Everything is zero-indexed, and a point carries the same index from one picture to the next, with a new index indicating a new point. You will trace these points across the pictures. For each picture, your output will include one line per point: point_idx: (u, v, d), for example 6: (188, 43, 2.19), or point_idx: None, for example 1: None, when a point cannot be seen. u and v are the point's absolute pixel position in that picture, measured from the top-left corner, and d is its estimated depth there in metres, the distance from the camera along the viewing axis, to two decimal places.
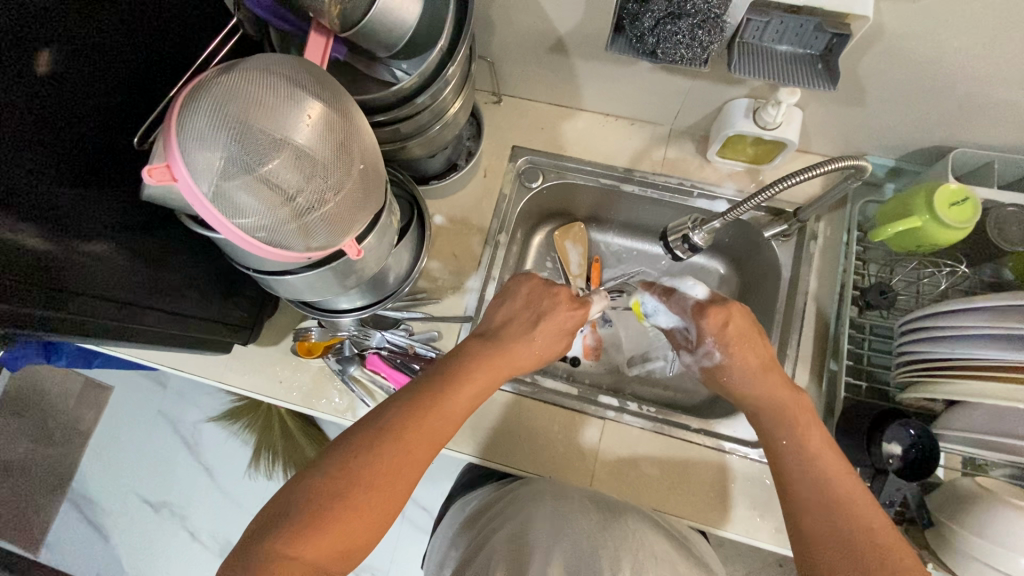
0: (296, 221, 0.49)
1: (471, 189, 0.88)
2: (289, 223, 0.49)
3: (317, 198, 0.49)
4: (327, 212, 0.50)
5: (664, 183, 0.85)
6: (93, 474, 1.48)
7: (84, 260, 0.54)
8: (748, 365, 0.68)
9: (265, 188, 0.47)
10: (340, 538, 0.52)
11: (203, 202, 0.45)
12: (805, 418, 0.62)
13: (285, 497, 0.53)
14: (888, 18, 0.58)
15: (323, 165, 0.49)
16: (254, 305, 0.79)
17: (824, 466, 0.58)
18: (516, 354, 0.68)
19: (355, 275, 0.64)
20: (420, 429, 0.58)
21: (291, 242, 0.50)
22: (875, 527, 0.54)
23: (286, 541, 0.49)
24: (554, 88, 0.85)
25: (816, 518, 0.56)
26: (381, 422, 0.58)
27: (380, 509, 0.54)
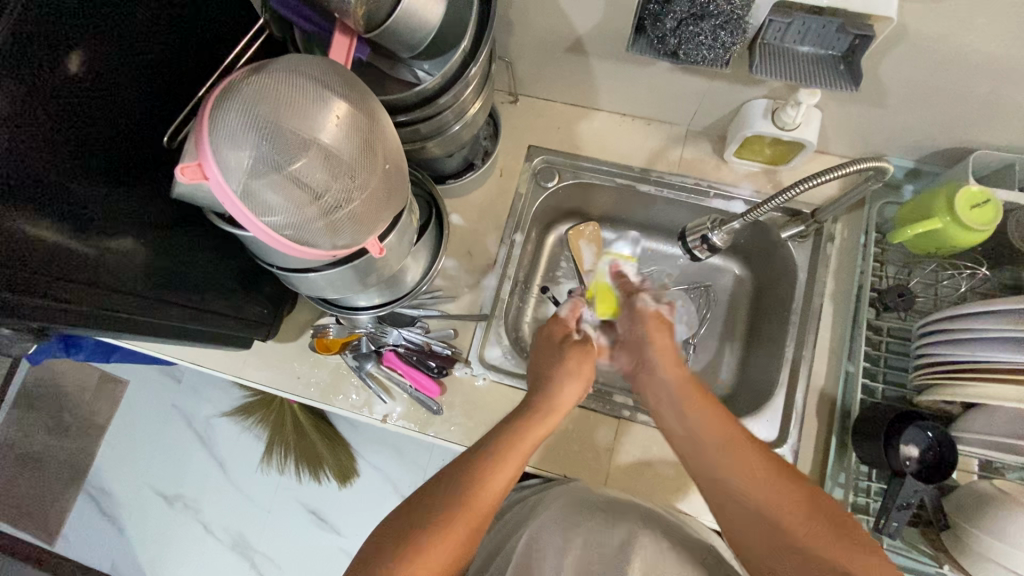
0: (324, 220, 0.50)
1: (486, 189, 0.89)
2: (316, 221, 0.49)
3: (343, 197, 0.50)
4: (353, 210, 0.51)
5: (679, 183, 0.85)
6: (110, 467, 1.50)
7: (110, 254, 0.54)
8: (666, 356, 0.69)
9: (295, 187, 0.48)
10: None
11: (232, 199, 0.46)
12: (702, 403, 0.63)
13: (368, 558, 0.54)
14: (911, 19, 0.58)
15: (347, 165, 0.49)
16: (273, 302, 0.80)
17: (723, 447, 0.59)
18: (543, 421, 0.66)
19: (376, 272, 0.65)
20: (448, 531, 0.55)
21: (317, 242, 0.51)
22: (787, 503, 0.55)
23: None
24: (572, 88, 0.86)
25: (735, 516, 0.57)
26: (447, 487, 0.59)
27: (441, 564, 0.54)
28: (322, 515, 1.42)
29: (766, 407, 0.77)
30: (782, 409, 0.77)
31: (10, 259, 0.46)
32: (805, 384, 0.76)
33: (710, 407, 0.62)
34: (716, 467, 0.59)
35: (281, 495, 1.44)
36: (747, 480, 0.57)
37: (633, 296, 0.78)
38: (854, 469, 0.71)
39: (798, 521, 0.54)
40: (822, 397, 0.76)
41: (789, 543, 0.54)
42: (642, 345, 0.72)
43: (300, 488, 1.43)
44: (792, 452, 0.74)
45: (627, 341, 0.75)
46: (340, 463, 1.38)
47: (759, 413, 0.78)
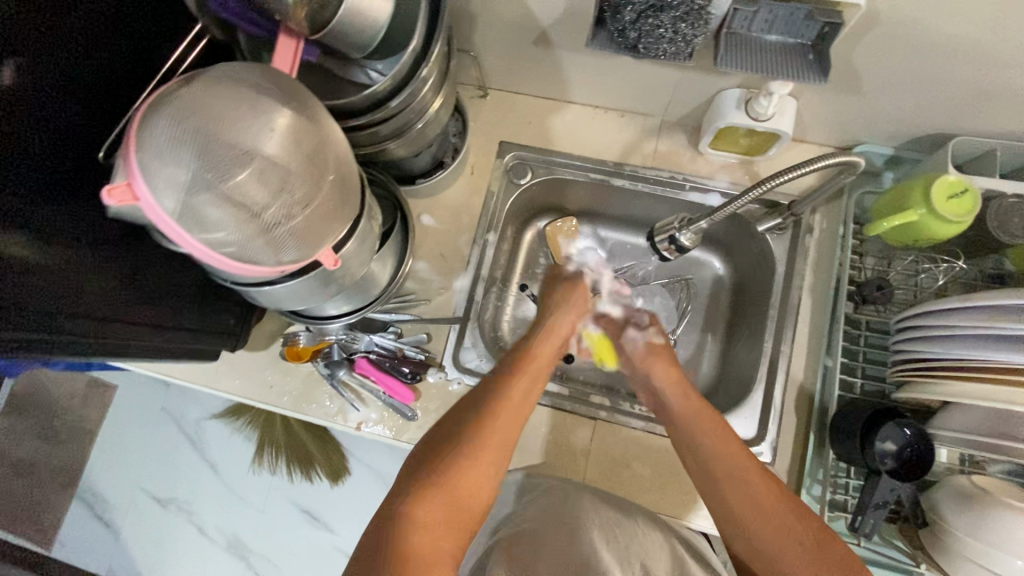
0: (264, 236, 0.48)
1: (458, 188, 0.86)
2: (256, 239, 0.48)
3: (284, 213, 0.48)
4: (296, 226, 0.49)
5: (654, 177, 0.83)
6: (101, 472, 1.50)
7: (56, 278, 0.52)
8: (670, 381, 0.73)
9: (233, 205, 0.46)
10: (445, 512, 0.59)
11: (166, 219, 0.44)
12: (704, 415, 0.68)
13: (405, 478, 0.62)
14: (881, 4, 0.55)
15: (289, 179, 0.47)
16: (242, 310, 0.79)
17: (731, 470, 0.63)
18: (535, 363, 0.73)
19: (337, 282, 0.63)
20: (475, 461, 0.63)
21: (260, 258, 0.49)
22: (762, 494, 0.62)
23: (407, 505, 0.59)
24: (541, 81, 0.83)
25: (730, 512, 0.62)
26: (461, 416, 0.67)
27: (472, 486, 0.62)
28: (315, 514, 1.42)
29: (745, 404, 0.76)
30: (761, 406, 0.76)
31: None
32: (783, 380, 0.75)
33: (717, 428, 0.67)
34: (721, 479, 0.64)
35: (273, 497, 1.44)
36: (746, 481, 0.62)
37: (619, 334, 0.81)
38: (832, 466, 0.70)
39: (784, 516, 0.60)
40: (801, 392, 0.75)
41: (779, 533, 0.59)
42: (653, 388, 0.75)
43: (293, 488, 1.43)
44: (770, 449, 0.73)
45: (638, 378, 0.78)
46: (331, 461, 1.38)
47: (737, 410, 0.76)
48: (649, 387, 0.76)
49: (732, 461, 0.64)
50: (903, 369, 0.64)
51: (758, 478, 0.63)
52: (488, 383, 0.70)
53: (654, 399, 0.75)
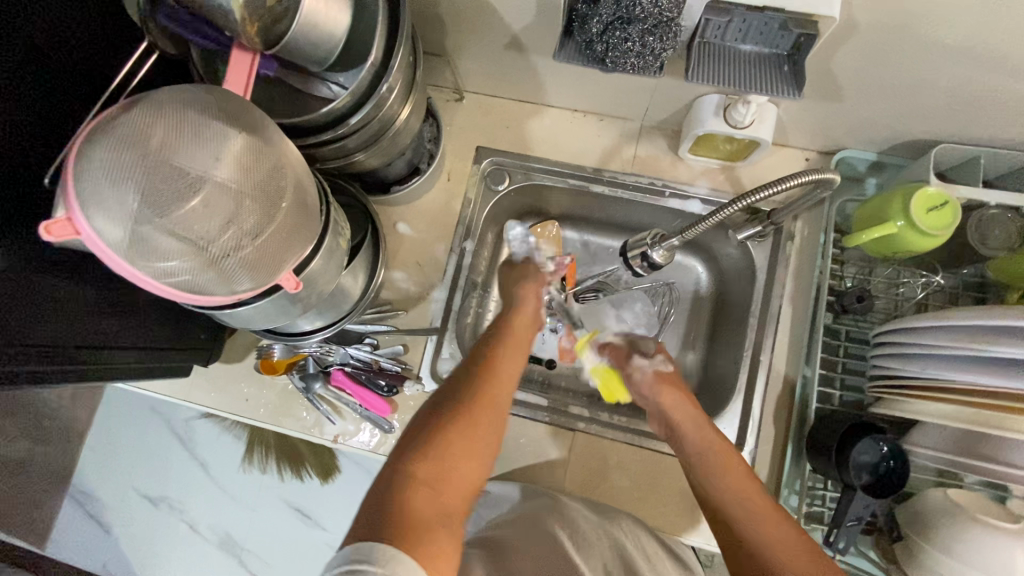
0: (213, 266, 0.46)
1: (434, 195, 0.85)
2: (206, 270, 0.46)
3: (234, 244, 0.46)
4: (247, 255, 0.47)
5: (634, 183, 0.81)
6: (92, 472, 1.50)
7: (17, 307, 0.50)
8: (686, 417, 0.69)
9: (179, 237, 0.44)
10: (445, 468, 0.55)
11: (110, 253, 0.43)
12: (702, 434, 0.67)
13: (400, 446, 0.57)
14: (859, 13, 0.53)
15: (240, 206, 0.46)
16: (214, 324, 0.77)
17: (741, 497, 0.61)
18: (520, 331, 0.73)
19: (303, 302, 0.62)
20: (471, 423, 0.60)
21: (211, 288, 0.48)
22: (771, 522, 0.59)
23: (407, 464, 0.54)
24: (517, 84, 0.80)
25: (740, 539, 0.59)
26: (452, 384, 0.64)
27: (472, 444, 0.58)
28: (305, 512, 1.43)
29: (724, 414, 0.76)
30: (740, 416, 0.75)
31: None
32: (763, 390, 0.75)
33: (729, 459, 0.64)
34: (729, 507, 0.61)
35: (263, 496, 1.45)
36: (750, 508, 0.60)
37: (627, 362, 0.77)
38: (809, 478, 0.70)
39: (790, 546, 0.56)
40: (781, 402, 0.74)
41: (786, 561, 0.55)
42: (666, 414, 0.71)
43: (283, 487, 1.44)
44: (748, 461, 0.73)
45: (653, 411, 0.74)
46: (322, 461, 1.41)
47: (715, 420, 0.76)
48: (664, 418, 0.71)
49: (739, 486, 0.62)
50: (890, 388, 0.64)
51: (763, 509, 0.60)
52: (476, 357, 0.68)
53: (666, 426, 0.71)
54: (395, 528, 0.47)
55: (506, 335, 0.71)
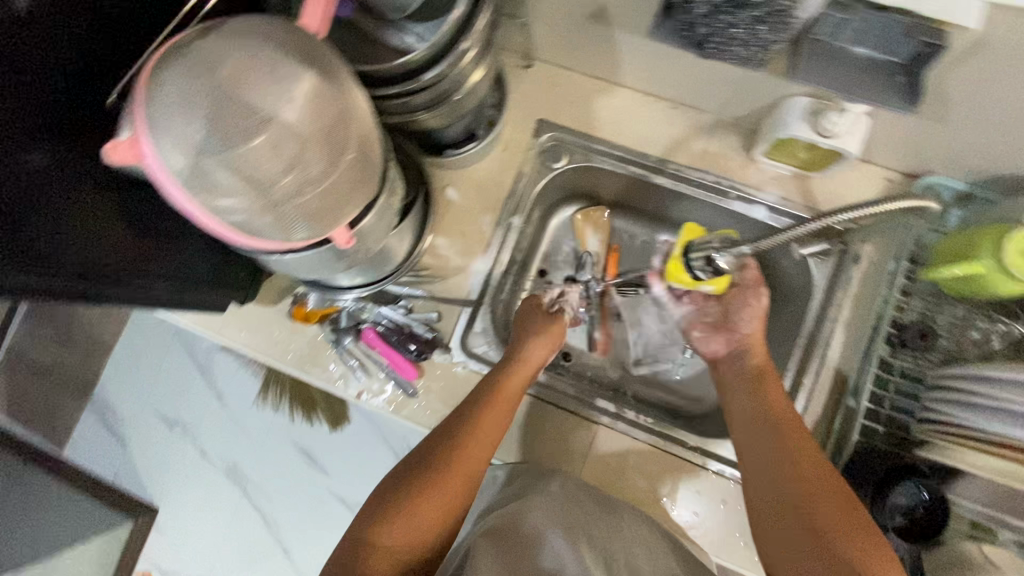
0: (270, 211, 0.45)
1: (487, 163, 0.81)
2: (263, 212, 0.45)
3: (295, 189, 0.44)
4: (305, 203, 0.45)
5: (699, 179, 0.77)
6: (114, 386, 1.55)
7: (76, 220, 0.50)
8: (755, 348, 0.74)
9: (241, 173, 0.42)
10: (402, 539, 0.59)
11: (171, 180, 0.42)
12: (756, 362, 0.73)
13: (368, 504, 0.62)
14: (1000, 26, 0.47)
15: (307, 151, 0.44)
16: (251, 265, 0.76)
17: (775, 423, 0.66)
18: (508, 391, 0.70)
19: (349, 257, 0.60)
20: (435, 496, 0.62)
21: (263, 232, 0.46)
22: (800, 450, 0.63)
23: (366, 531, 0.59)
24: (592, 58, 0.76)
25: (760, 461, 0.64)
26: (429, 444, 0.66)
27: (433, 515, 0.61)
28: (312, 455, 1.46)
29: None
30: None
31: None
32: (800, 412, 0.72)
33: (776, 391, 0.69)
34: (760, 432, 0.66)
35: (273, 433, 1.48)
36: (779, 437, 0.64)
37: (758, 285, 0.77)
38: None
39: (807, 472, 0.61)
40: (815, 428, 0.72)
41: (801, 488, 0.60)
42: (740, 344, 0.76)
43: (293, 428, 1.47)
44: None
45: (715, 319, 0.82)
46: (333, 409, 1.44)
47: None
48: (737, 340, 0.77)
49: (778, 414, 0.66)
50: (938, 433, 0.61)
51: (794, 435, 0.64)
52: (457, 417, 0.68)
53: (730, 352, 0.77)
54: None
55: (491, 396, 0.69)
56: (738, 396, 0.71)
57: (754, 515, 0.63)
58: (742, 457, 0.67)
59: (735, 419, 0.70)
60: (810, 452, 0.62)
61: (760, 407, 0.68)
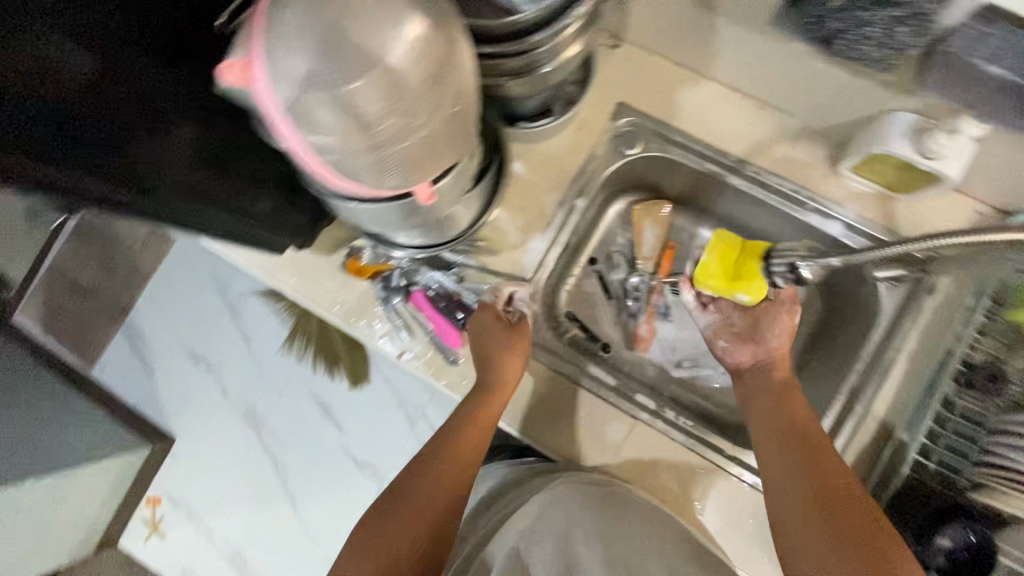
0: (370, 153, 0.44)
1: (559, 141, 0.79)
2: (362, 154, 0.44)
3: (396, 134, 0.43)
4: (404, 149, 0.44)
5: (777, 186, 0.74)
6: (147, 314, 1.58)
7: (156, 137, 0.52)
8: (779, 364, 0.76)
9: (344, 111, 0.41)
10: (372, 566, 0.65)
11: (277, 110, 0.41)
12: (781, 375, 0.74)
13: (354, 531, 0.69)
14: None
15: (414, 94, 0.42)
16: (314, 210, 0.76)
17: (796, 431, 0.67)
18: (477, 419, 0.73)
19: (420, 215, 0.60)
20: (405, 525, 0.67)
21: (359, 175, 0.46)
22: (824, 455, 0.64)
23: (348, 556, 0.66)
24: (686, 45, 0.73)
25: (780, 467, 0.66)
26: (407, 475, 0.72)
27: (402, 542, 0.66)
28: (328, 408, 1.48)
29: None
30: None
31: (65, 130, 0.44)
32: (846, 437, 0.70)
33: (797, 402, 0.71)
34: (780, 439, 0.68)
35: (294, 382, 1.50)
36: (801, 444, 0.66)
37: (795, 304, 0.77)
38: None
39: (830, 477, 0.63)
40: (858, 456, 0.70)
41: (822, 494, 0.62)
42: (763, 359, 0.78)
43: (314, 380, 1.49)
44: None
45: (741, 330, 0.81)
46: (354, 366, 1.44)
47: None
48: (765, 353, 0.78)
49: (799, 423, 0.68)
50: (997, 478, 0.62)
51: (815, 442, 0.66)
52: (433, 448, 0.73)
53: (755, 365, 0.78)
54: None
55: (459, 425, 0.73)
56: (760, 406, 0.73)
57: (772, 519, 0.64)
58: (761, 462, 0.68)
59: (757, 426, 0.71)
60: (831, 461, 0.64)
61: (783, 416, 0.70)
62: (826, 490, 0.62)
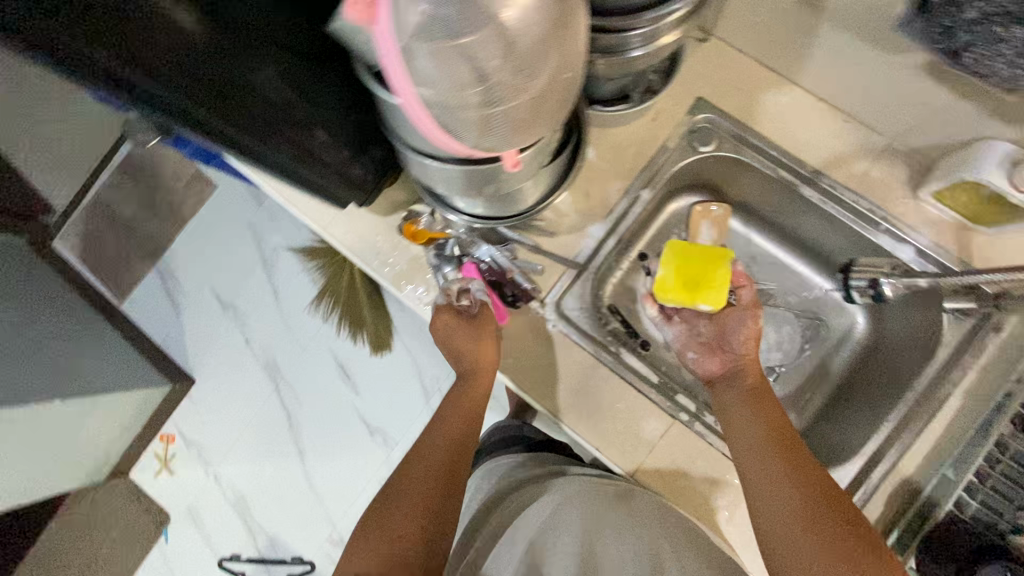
0: (478, 111, 0.44)
1: (631, 129, 0.77)
2: (470, 110, 0.43)
3: (507, 93, 0.43)
4: (513, 109, 0.44)
5: (851, 202, 0.72)
6: (183, 256, 1.60)
7: (237, 65, 0.51)
8: (751, 368, 0.73)
9: (461, 63, 0.41)
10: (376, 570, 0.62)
11: (392, 54, 0.41)
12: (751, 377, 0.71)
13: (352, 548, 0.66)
14: None
15: (531, 53, 0.42)
16: (380, 168, 0.75)
17: (772, 441, 0.64)
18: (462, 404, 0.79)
19: (496, 183, 0.59)
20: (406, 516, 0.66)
21: (463, 134, 0.45)
22: (801, 468, 0.62)
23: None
24: (777, 47, 0.71)
25: (756, 479, 0.63)
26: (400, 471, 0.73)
27: (402, 534, 0.64)
28: (348, 371, 1.49)
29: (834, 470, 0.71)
30: (851, 480, 0.70)
31: (154, 41, 0.44)
32: (888, 465, 0.69)
33: (770, 407, 0.67)
34: (758, 449, 0.64)
35: (317, 341, 1.52)
36: (777, 456, 0.63)
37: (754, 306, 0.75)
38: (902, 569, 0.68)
39: (809, 493, 0.60)
40: (898, 484, 0.69)
41: (805, 512, 0.59)
42: (733, 363, 0.74)
43: (337, 341, 1.50)
44: None
45: (707, 340, 0.78)
46: (377, 333, 1.41)
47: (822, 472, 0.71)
48: (733, 360, 0.74)
49: (774, 432, 0.65)
50: None
51: (793, 454, 0.63)
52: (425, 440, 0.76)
53: (725, 373, 0.74)
54: None
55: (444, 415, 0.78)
56: (733, 412, 0.69)
57: (758, 534, 0.62)
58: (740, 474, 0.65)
59: (731, 434, 0.68)
60: (812, 472, 0.62)
61: (758, 424, 0.66)
62: (808, 508, 0.59)
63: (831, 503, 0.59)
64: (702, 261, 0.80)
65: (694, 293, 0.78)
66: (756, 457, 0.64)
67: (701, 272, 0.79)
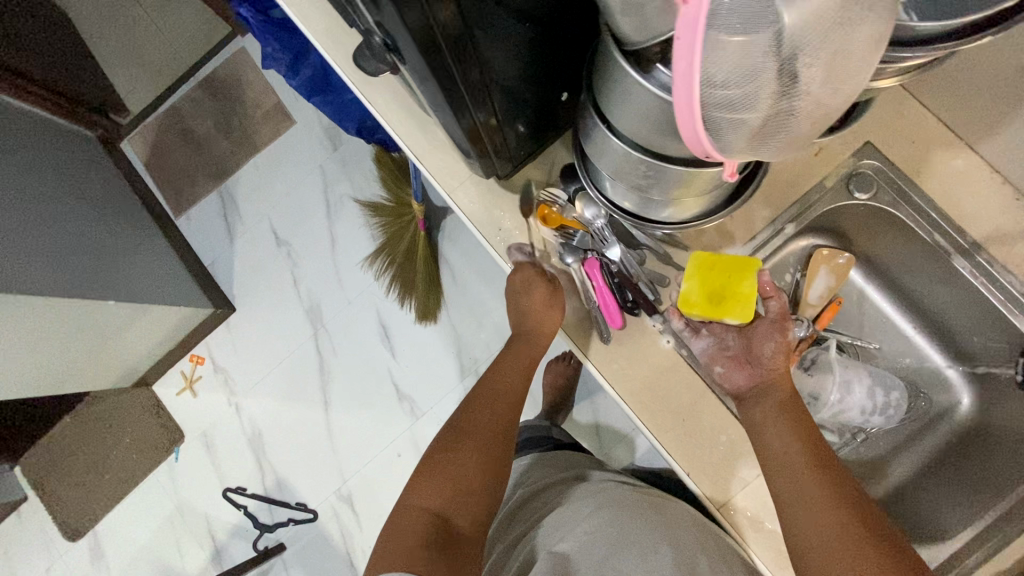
0: (763, 114, 0.40)
1: (789, 160, 0.75)
2: (755, 114, 0.40)
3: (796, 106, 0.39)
4: (791, 122, 0.41)
5: (1006, 283, 0.70)
6: (248, 186, 1.58)
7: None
8: (785, 383, 0.71)
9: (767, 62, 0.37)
10: (455, 468, 0.78)
11: (693, 37, 0.35)
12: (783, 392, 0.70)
13: (412, 491, 0.78)
14: None
15: (843, 75, 0.39)
16: (524, 139, 0.71)
17: (804, 461, 0.66)
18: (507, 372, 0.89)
19: (676, 186, 0.57)
20: (476, 444, 0.81)
21: (726, 134, 0.41)
22: (829, 485, 0.64)
23: (426, 485, 0.77)
24: (970, 108, 0.68)
25: (789, 497, 0.65)
26: (454, 428, 0.83)
27: (472, 448, 0.80)
28: (389, 333, 1.48)
29: None
30: None
31: None
32: None
33: (802, 423, 0.68)
34: (791, 466, 0.66)
35: (365, 297, 1.50)
36: (809, 474, 0.65)
37: (782, 319, 0.72)
38: None
39: (840, 511, 0.63)
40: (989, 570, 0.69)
41: (837, 527, 0.62)
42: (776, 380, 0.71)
43: (384, 301, 1.48)
44: None
45: (736, 353, 0.73)
46: (426, 305, 1.40)
47: None
48: (764, 372, 0.71)
49: (805, 450, 0.66)
50: None
51: (822, 472, 0.65)
52: (475, 407, 0.86)
53: (756, 387, 0.71)
54: (426, 522, 0.73)
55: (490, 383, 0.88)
56: (764, 426, 0.68)
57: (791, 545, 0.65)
58: (772, 490, 0.67)
59: (762, 450, 0.68)
60: (841, 488, 0.64)
61: (788, 444, 0.67)
62: (839, 524, 0.62)
63: (860, 517, 0.62)
64: (728, 270, 0.71)
65: (719, 308, 0.71)
66: (785, 474, 0.66)
67: (726, 282, 0.71)
